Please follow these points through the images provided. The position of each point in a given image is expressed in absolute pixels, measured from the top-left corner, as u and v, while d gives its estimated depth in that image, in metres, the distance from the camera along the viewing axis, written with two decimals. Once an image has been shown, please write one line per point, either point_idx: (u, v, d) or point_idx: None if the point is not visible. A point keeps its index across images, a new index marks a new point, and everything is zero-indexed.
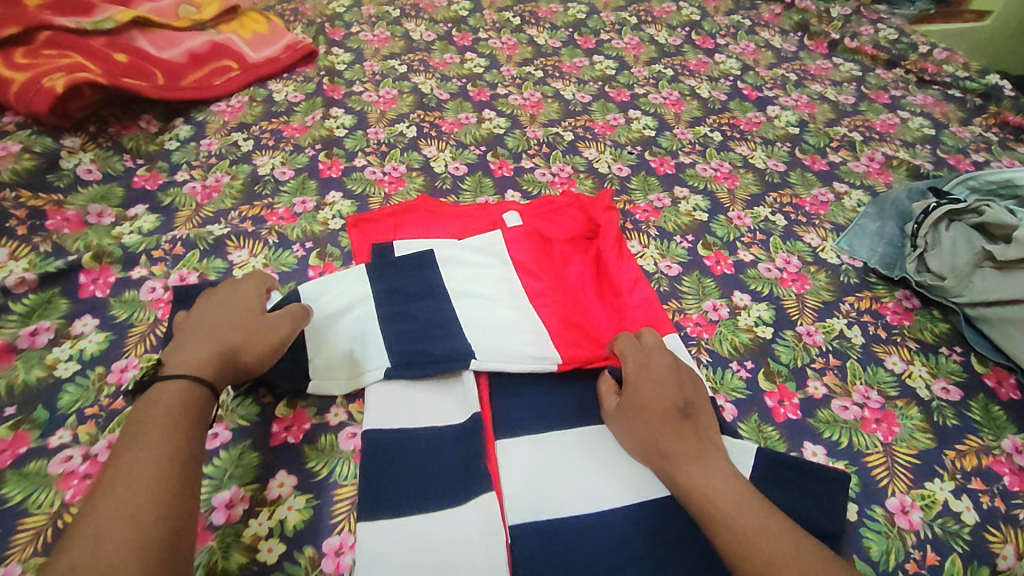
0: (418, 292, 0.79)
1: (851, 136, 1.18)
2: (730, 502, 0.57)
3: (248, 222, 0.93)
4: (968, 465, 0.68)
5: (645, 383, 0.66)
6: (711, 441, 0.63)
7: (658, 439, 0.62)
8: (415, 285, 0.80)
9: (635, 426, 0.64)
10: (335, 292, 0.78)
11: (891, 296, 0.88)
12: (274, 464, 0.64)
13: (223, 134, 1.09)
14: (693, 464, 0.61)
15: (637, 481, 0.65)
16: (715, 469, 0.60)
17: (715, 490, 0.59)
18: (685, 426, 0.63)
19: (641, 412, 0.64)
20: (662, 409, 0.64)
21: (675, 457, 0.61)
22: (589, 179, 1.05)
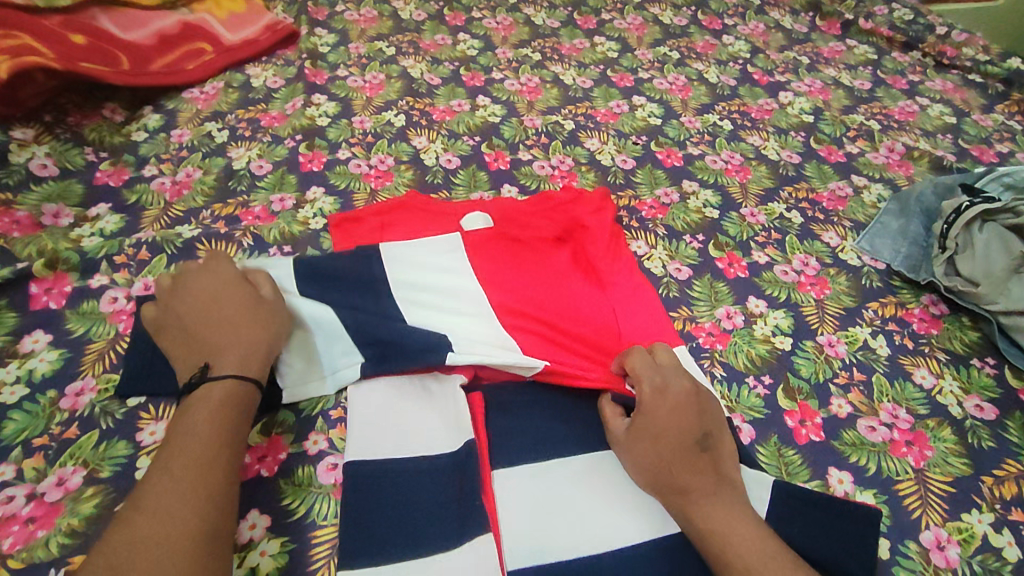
0: (395, 293, 0.73)
1: (868, 124, 1.11)
2: (751, 549, 0.52)
3: (221, 222, 0.85)
4: (1007, 494, 0.62)
5: (660, 408, 0.59)
6: (729, 476, 0.57)
7: (673, 472, 0.56)
8: (394, 286, 0.73)
9: (647, 456, 0.58)
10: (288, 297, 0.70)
11: (916, 302, 0.81)
12: (245, 503, 0.58)
13: (195, 123, 1.01)
14: (710, 503, 0.55)
15: (648, 517, 0.59)
16: (734, 509, 0.55)
17: (732, 533, 0.53)
18: (704, 458, 0.57)
19: (656, 441, 0.58)
20: (679, 439, 0.58)
21: (691, 493, 0.55)
22: (592, 173, 0.98)
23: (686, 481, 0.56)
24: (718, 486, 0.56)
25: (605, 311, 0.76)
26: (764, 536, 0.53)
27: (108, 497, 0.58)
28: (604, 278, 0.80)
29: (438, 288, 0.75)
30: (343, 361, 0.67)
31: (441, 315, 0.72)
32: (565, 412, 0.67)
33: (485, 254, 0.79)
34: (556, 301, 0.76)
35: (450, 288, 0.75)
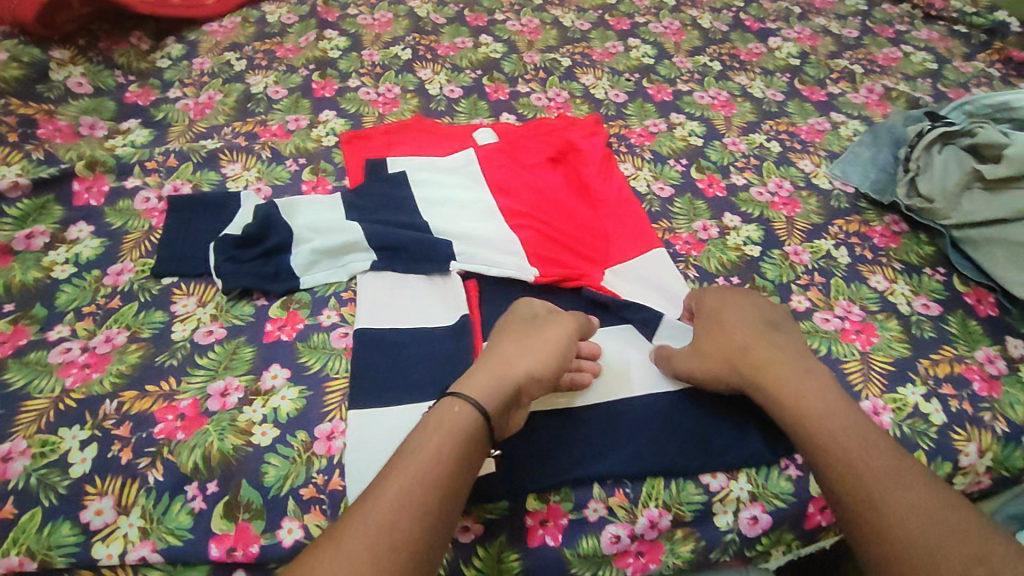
0: (400, 205, 0.81)
1: (852, 68, 1.16)
2: (844, 429, 0.57)
3: (241, 137, 0.93)
4: (940, 373, 0.71)
5: (729, 313, 0.68)
6: (814, 378, 0.62)
7: (745, 364, 0.64)
8: (394, 200, 0.82)
9: (722, 350, 0.65)
10: (306, 208, 0.80)
11: (880, 220, 0.88)
12: (268, 359, 0.66)
13: (216, 53, 1.07)
14: (796, 388, 0.61)
15: (619, 380, 0.67)
16: (826, 398, 0.60)
17: (824, 416, 0.58)
18: (778, 349, 0.65)
19: (732, 338, 0.66)
20: (749, 334, 0.66)
21: (775, 380, 0.62)
22: (586, 104, 1.05)
23: (765, 366, 0.63)
24: (807, 389, 0.61)
25: (593, 220, 0.83)
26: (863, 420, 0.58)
27: (150, 351, 0.66)
28: (595, 195, 0.87)
29: (440, 196, 0.83)
30: (353, 255, 0.76)
31: (443, 217, 0.80)
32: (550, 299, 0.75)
33: (487, 170, 0.86)
34: (549, 208, 0.82)
35: (452, 195, 0.83)
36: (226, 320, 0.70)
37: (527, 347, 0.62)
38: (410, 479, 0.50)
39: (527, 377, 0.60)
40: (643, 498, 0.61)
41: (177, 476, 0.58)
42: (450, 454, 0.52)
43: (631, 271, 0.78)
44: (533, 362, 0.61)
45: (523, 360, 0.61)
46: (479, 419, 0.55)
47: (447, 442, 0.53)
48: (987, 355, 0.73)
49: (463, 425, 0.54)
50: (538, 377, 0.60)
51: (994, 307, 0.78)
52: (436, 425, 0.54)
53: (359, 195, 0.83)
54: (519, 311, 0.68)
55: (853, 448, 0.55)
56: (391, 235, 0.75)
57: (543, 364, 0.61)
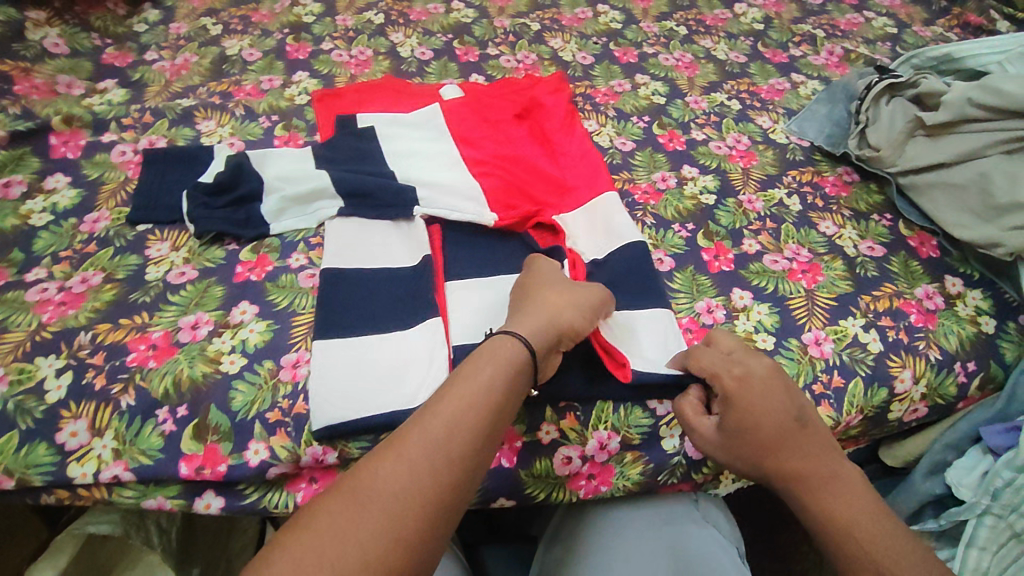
0: (369, 156, 0.84)
1: (813, 32, 1.19)
2: (862, 518, 0.55)
3: (216, 97, 0.95)
4: (880, 307, 0.75)
5: (758, 419, 0.59)
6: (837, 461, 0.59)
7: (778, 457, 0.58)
8: (363, 152, 0.85)
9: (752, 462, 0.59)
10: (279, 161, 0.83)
11: (832, 172, 0.92)
12: (238, 297, 0.69)
13: (192, 18, 1.10)
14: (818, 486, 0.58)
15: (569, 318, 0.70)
16: (842, 490, 0.57)
17: (845, 511, 0.56)
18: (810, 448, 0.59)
19: (763, 451, 0.59)
20: (777, 447, 0.58)
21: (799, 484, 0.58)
22: (553, 66, 1.08)
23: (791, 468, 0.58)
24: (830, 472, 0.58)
25: (553, 170, 0.86)
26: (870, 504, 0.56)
27: (124, 289, 0.69)
28: (557, 148, 0.90)
29: (407, 148, 0.86)
30: (323, 202, 0.79)
31: (410, 167, 0.83)
32: (510, 242, 0.78)
33: (451, 123, 0.89)
34: (510, 158, 0.86)
35: (418, 148, 0.86)
36: (198, 263, 0.73)
37: (569, 299, 0.64)
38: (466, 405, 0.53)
39: (570, 329, 0.62)
40: (592, 422, 0.64)
41: (148, 400, 0.60)
42: (502, 388, 0.55)
43: (586, 216, 0.82)
44: (575, 316, 0.63)
45: (566, 311, 0.62)
46: (526, 355, 0.58)
47: (501, 374, 0.55)
48: (926, 292, 0.76)
49: (512, 359, 0.57)
50: (578, 331, 0.63)
51: (935, 249, 0.81)
52: (490, 358, 0.56)
53: (330, 148, 0.86)
54: (555, 273, 0.68)
55: (867, 537, 0.54)
56: (357, 182, 0.78)
57: (582, 318, 0.63)
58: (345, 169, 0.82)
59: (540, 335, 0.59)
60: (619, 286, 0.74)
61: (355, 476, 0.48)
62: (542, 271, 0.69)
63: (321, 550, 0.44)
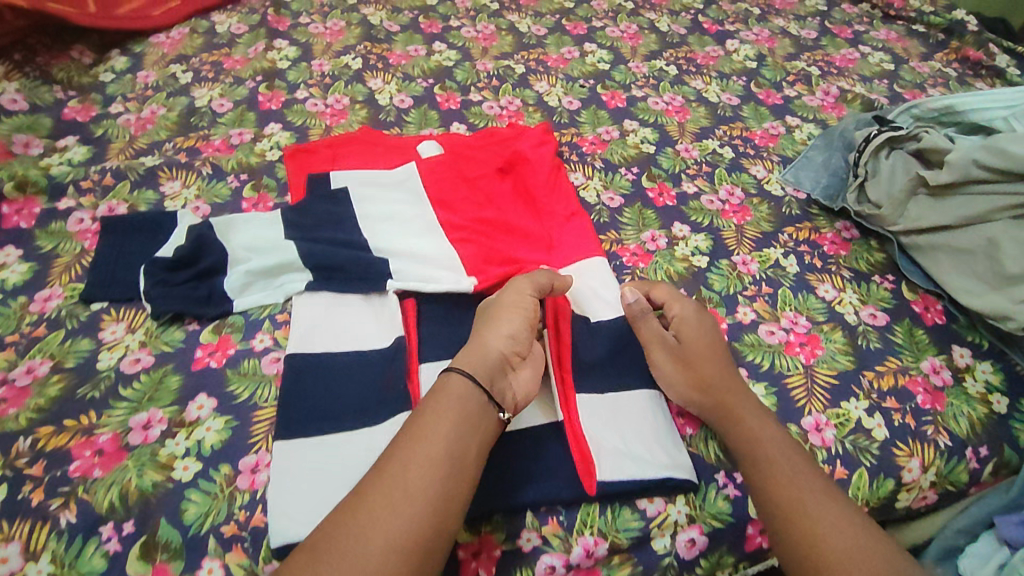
0: (341, 220, 0.80)
1: (808, 70, 1.15)
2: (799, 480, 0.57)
3: (183, 153, 0.91)
4: (884, 385, 0.70)
5: (702, 339, 0.67)
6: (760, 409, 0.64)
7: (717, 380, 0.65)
8: (335, 217, 0.80)
9: (695, 373, 0.65)
10: (246, 229, 0.79)
11: (830, 227, 0.87)
12: (196, 388, 0.64)
13: (162, 66, 1.05)
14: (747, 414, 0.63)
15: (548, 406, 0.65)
16: (775, 441, 0.61)
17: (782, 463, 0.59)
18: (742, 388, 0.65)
19: (703, 362, 0.66)
20: (719, 366, 0.66)
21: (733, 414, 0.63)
22: (538, 112, 1.03)
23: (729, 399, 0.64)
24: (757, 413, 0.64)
25: (536, 231, 0.82)
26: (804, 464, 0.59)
27: (73, 382, 0.64)
28: (540, 205, 0.86)
29: (382, 211, 0.81)
30: (291, 274, 0.74)
31: (384, 234, 0.79)
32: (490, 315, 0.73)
33: (429, 180, 0.84)
34: (491, 220, 0.81)
35: (393, 211, 0.81)
36: (155, 347, 0.68)
37: (491, 318, 0.64)
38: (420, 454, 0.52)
39: (507, 341, 0.62)
40: (577, 526, 0.59)
41: (92, 516, 0.55)
42: (461, 430, 0.55)
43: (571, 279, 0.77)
44: (506, 328, 0.63)
45: (492, 331, 0.62)
46: (474, 390, 0.57)
47: (454, 416, 0.55)
48: (932, 366, 0.72)
49: (465, 397, 0.57)
50: (516, 337, 0.62)
51: (941, 315, 0.77)
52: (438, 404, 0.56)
53: (300, 211, 0.81)
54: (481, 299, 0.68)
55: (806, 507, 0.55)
56: (329, 253, 0.74)
57: (510, 327, 0.63)
58: (316, 236, 0.77)
59: (482, 362, 0.59)
60: (606, 365, 0.69)
61: (317, 556, 0.47)
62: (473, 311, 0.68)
63: None
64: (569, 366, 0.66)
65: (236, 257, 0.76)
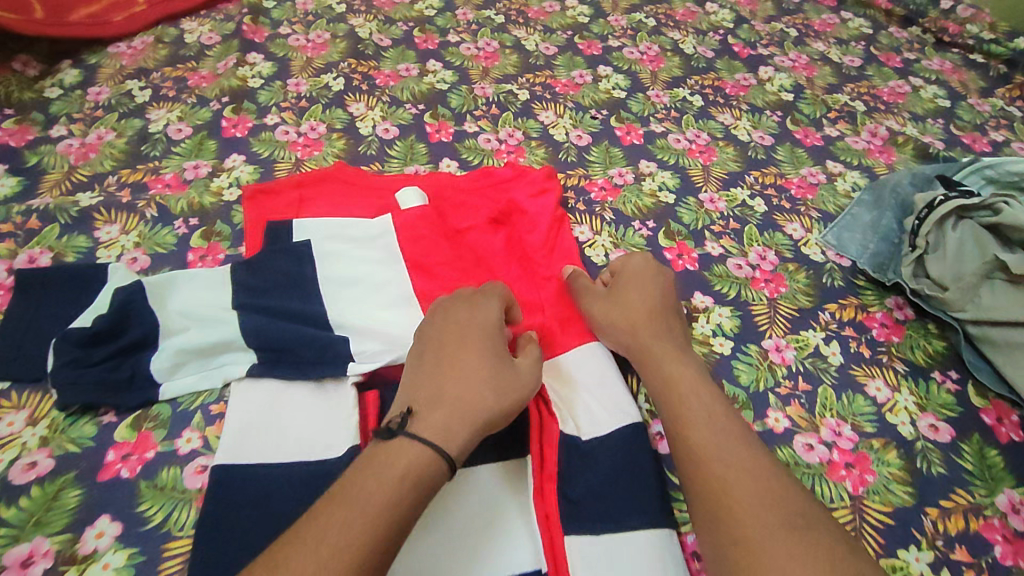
0: (301, 285, 0.68)
1: (852, 106, 1.01)
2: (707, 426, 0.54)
3: (126, 190, 0.78)
4: (952, 529, 0.56)
5: (636, 286, 0.67)
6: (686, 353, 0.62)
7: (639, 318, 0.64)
8: (293, 279, 0.68)
9: (623, 314, 0.64)
10: (187, 290, 0.66)
11: (880, 305, 0.74)
12: (97, 507, 0.53)
13: (117, 81, 0.92)
14: (673, 362, 0.60)
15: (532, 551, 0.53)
16: (699, 400, 0.56)
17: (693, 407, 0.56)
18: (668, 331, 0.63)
19: (629, 307, 0.65)
20: (649, 304, 0.65)
21: (655, 358, 0.61)
22: (542, 148, 0.90)
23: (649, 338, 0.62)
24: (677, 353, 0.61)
25: (531, 303, 0.69)
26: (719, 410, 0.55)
27: None
28: (537, 268, 0.73)
29: (350, 273, 0.69)
30: (232, 355, 0.62)
31: (349, 305, 0.66)
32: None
33: (406, 237, 0.71)
34: None
35: (362, 274, 0.68)
36: (58, 446, 0.56)
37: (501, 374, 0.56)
38: (376, 490, 0.45)
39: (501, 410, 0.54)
40: None
41: None
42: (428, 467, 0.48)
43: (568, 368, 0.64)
44: (512, 390, 0.55)
45: (499, 383, 0.55)
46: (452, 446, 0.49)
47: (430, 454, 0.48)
48: (1011, 503, 0.58)
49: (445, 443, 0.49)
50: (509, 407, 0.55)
51: (1017, 429, 0.63)
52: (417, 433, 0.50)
53: (253, 270, 0.68)
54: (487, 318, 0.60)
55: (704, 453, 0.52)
56: (282, 333, 0.62)
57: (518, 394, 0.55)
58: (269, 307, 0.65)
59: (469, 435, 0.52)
60: (606, 489, 0.56)
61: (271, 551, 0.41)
62: (462, 319, 0.59)
63: None
64: (553, 498, 0.55)
65: (171, 326, 0.63)
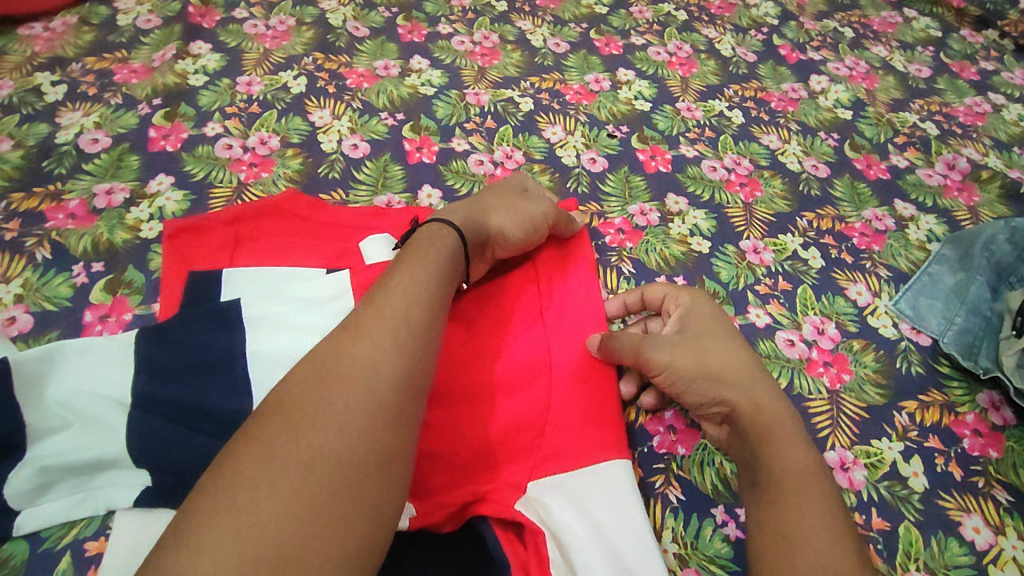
0: (224, 364, 0.49)
1: (923, 128, 0.84)
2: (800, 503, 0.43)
3: (15, 222, 0.61)
4: None
5: (716, 329, 0.55)
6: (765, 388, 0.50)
7: (722, 361, 0.52)
8: (215, 355, 0.50)
9: (715, 364, 0.51)
10: (74, 365, 0.48)
11: (971, 403, 0.59)
12: None
13: (24, 72, 0.74)
14: (782, 435, 0.47)
15: None
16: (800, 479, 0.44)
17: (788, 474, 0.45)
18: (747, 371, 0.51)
19: (725, 355, 0.52)
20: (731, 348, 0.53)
21: (765, 429, 0.48)
22: (547, 174, 0.73)
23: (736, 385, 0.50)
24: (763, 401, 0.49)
25: (534, 400, 0.52)
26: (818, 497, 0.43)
27: None
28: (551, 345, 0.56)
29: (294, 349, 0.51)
30: (119, 475, 0.46)
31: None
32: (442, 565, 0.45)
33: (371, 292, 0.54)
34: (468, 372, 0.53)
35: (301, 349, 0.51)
36: None
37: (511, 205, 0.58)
38: (360, 357, 0.39)
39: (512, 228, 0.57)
40: None
41: None
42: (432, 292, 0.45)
43: (571, 497, 0.48)
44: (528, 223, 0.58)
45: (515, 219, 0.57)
46: (456, 240, 0.51)
47: (437, 272, 0.47)
48: None
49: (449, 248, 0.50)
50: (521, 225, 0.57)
51: None
52: (416, 250, 0.49)
53: (167, 344, 0.50)
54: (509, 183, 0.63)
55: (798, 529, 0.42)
56: (198, 451, 0.46)
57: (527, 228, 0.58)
58: (182, 405, 0.47)
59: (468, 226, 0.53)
60: None
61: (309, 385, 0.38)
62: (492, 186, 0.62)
63: (263, 451, 0.34)
64: None
65: (44, 426, 0.45)
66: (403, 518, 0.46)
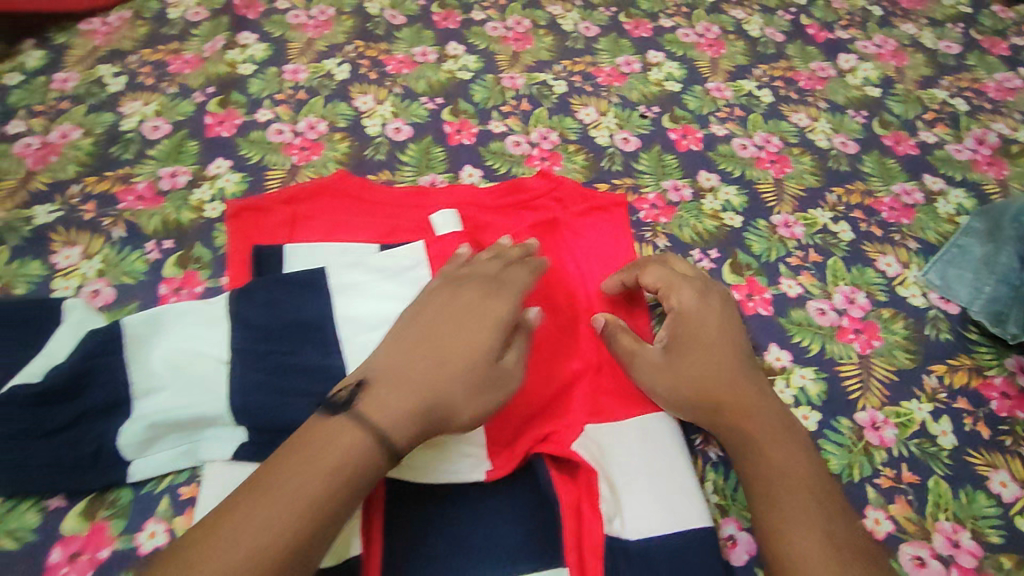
0: (303, 327, 0.54)
1: (951, 105, 0.85)
2: (802, 506, 0.46)
3: (91, 204, 0.66)
4: None
5: (708, 328, 0.54)
6: (761, 392, 0.52)
7: (722, 371, 0.52)
8: (292, 320, 0.54)
9: (695, 384, 0.51)
10: (173, 334, 0.53)
11: (999, 367, 0.61)
12: None
13: (88, 65, 0.79)
14: (776, 449, 0.49)
15: None
16: (798, 485, 0.47)
17: (786, 480, 0.47)
18: (742, 378, 0.52)
19: (713, 364, 0.52)
20: (729, 348, 0.53)
21: (751, 445, 0.49)
22: (582, 154, 0.76)
23: (734, 401, 0.51)
24: (753, 404, 0.51)
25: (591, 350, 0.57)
26: (817, 503, 0.46)
27: None
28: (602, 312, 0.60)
29: (374, 312, 0.54)
30: (215, 431, 0.51)
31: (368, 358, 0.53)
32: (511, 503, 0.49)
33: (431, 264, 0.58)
34: None
35: (361, 313, 0.55)
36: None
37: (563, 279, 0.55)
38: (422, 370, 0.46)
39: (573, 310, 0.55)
40: None
41: None
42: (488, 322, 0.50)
43: (627, 443, 0.52)
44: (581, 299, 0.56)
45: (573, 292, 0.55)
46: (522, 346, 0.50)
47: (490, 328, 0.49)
48: None
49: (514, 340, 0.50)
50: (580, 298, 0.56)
51: None
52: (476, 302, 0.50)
53: (261, 307, 0.54)
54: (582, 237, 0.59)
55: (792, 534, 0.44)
56: (285, 405, 0.50)
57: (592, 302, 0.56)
58: (268, 367, 0.52)
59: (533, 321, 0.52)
60: None
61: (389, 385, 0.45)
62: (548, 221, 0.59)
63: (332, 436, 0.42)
64: None
65: (150, 386, 0.50)
66: (477, 471, 0.49)
